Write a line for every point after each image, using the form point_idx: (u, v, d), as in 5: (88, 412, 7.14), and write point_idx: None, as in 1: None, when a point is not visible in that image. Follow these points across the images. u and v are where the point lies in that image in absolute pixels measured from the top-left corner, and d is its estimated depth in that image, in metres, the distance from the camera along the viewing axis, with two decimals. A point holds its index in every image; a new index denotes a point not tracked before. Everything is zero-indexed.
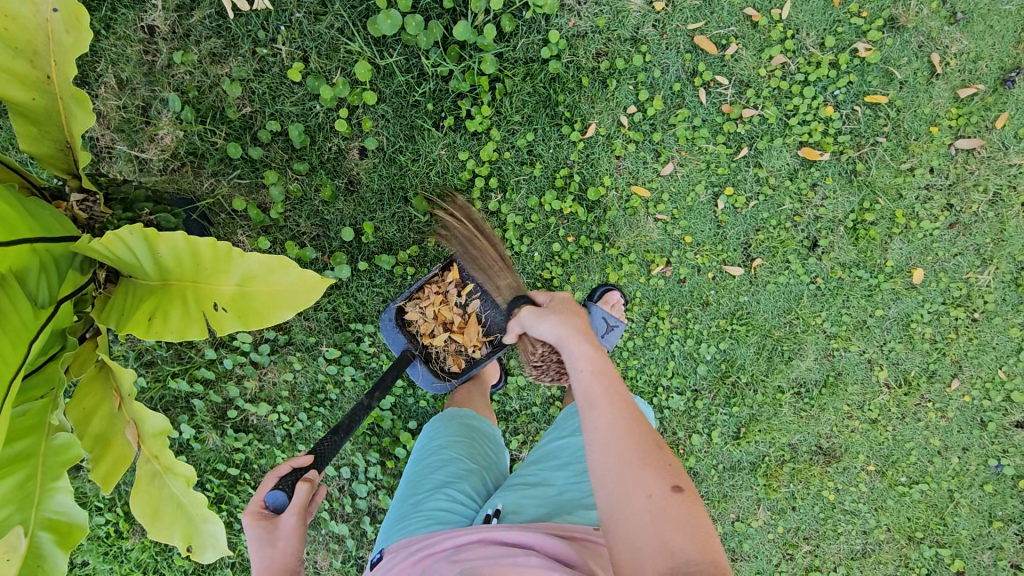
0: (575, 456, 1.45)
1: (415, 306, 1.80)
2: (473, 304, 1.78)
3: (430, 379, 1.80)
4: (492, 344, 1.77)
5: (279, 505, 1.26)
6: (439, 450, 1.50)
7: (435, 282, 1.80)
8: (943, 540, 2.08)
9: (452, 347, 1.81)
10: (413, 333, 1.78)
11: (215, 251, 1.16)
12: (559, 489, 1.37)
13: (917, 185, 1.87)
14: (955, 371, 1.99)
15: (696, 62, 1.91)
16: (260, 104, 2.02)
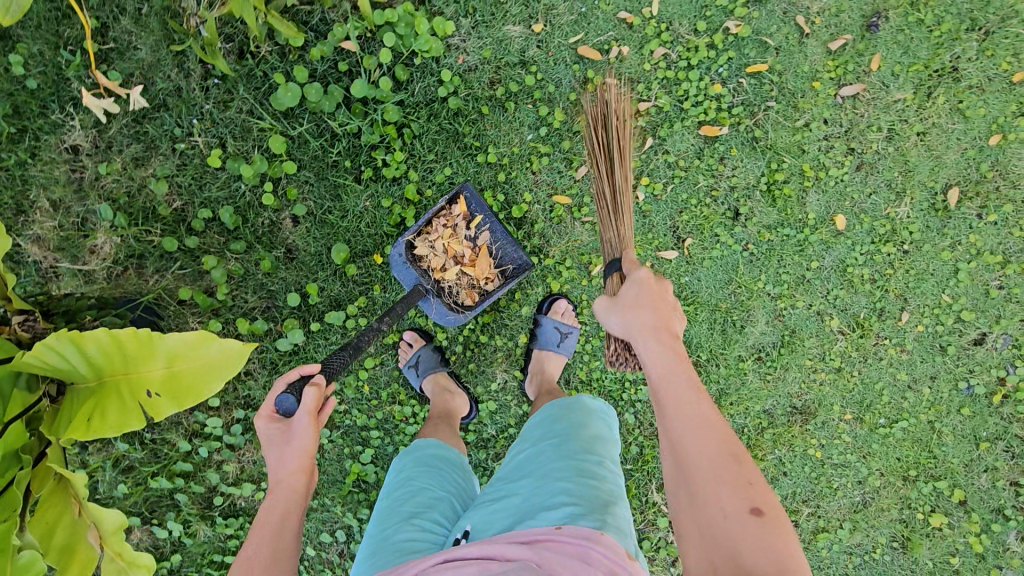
0: (537, 461, 1.34)
1: (424, 241, 1.83)
2: (483, 236, 1.87)
3: (443, 311, 1.85)
4: (503, 275, 1.89)
5: (287, 409, 1.33)
6: (406, 482, 1.46)
7: (442, 218, 1.85)
8: (937, 473, 2.08)
9: (465, 281, 1.86)
10: (425, 267, 1.81)
11: (141, 338, 1.20)
12: (521, 497, 1.27)
13: (816, 138, 1.96)
14: (902, 304, 2.03)
15: (584, 70, 2.01)
16: (189, 195, 2.10)
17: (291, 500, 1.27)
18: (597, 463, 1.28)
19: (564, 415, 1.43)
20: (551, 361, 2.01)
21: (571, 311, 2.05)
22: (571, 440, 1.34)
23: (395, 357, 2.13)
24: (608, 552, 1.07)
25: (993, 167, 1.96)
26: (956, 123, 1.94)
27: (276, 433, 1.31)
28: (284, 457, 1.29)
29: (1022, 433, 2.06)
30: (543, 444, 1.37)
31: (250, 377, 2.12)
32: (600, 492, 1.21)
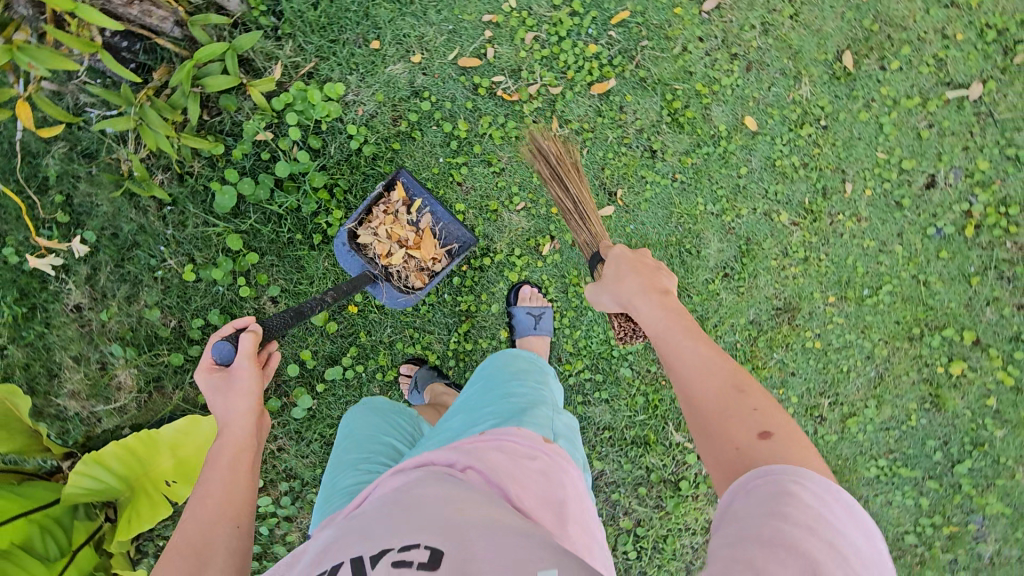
0: (469, 396, 1.52)
1: (366, 229, 1.99)
2: (423, 219, 2.04)
3: (394, 294, 2.00)
4: (448, 253, 2.06)
5: (225, 358, 1.34)
6: (353, 437, 1.55)
7: (383, 205, 2.01)
8: (941, 323, 2.06)
9: (413, 264, 2.01)
10: (370, 254, 1.96)
11: (146, 440, 1.51)
12: (458, 420, 1.42)
13: (698, 57, 2.04)
14: (842, 176, 2.05)
15: (471, 78, 2.14)
16: (180, 311, 2.34)
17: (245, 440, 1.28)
18: (519, 385, 1.48)
19: (499, 360, 1.62)
20: (535, 343, 2.12)
21: (536, 293, 2.18)
22: (497, 374, 1.54)
23: (400, 390, 2.28)
24: (527, 439, 1.23)
25: (876, 20, 1.99)
26: None
27: (220, 382, 1.32)
28: (230, 400, 1.30)
29: (1009, 255, 2.02)
30: (475, 384, 1.56)
31: (283, 450, 2.31)
32: (526, 402, 1.40)
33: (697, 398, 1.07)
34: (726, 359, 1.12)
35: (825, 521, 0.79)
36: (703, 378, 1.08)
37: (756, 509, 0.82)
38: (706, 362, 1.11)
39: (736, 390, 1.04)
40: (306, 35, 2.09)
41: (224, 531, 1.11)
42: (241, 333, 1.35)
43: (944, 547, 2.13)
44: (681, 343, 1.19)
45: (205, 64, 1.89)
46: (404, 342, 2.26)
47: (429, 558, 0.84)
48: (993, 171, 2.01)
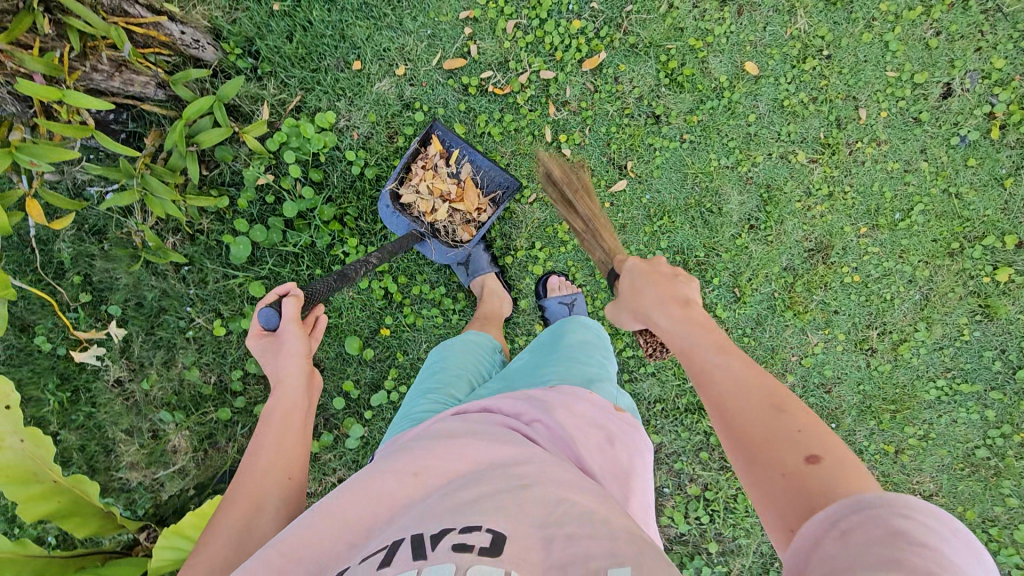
0: (533, 359, 1.54)
1: (409, 187, 1.96)
2: (463, 171, 2.02)
3: (444, 249, 1.99)
4: (492, 203, 2.05)
5: (272, 323, 1.43)
6: (426, 371, 1.60)
7: (421, 160, 1.99)
8: (979, 233, 2.01)
9: (459, 217, 2.01)
10: (416, 212, 1.95)
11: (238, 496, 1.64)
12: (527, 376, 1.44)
13: (686, 11, 1.97)
14: (853, 103, 1.98)
15: (460, 80, 2.09)
16: (219, 367, 2.35)
17: (295, 400, 1.34)
18: (585, 355, 1.49)
19: (571, 325, 1.63)
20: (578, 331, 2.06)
21: (565, 281, 2.13)
22: (563, 340, 1.55)
23: None
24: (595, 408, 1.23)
25: None
26: None
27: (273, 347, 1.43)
28: (280, 362, 1.39)
29: None
30: (540, 348, 1.58)
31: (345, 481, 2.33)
32: (592, 374, 1.40)
33: (760, 467, 0.90)
34: (788, 412, 0.94)
35: (935, 559, 0.62)
36: (770, 444, 0.91)
37: (846, 545, 0.69)
38: (764, 422, 0.94)
39: (805, 457, 0.86)
40: (287, 69, 2.06)
41: (277, 479, 1.17)
42: (284, 297, 1.45)
43: (1017, 454, 2.11)
44: (735, 396, 1.01)
45: (195, 121, 1.86)
46: None
47: (495, 541, 0.78)
48: (1010, 68, 1.92)
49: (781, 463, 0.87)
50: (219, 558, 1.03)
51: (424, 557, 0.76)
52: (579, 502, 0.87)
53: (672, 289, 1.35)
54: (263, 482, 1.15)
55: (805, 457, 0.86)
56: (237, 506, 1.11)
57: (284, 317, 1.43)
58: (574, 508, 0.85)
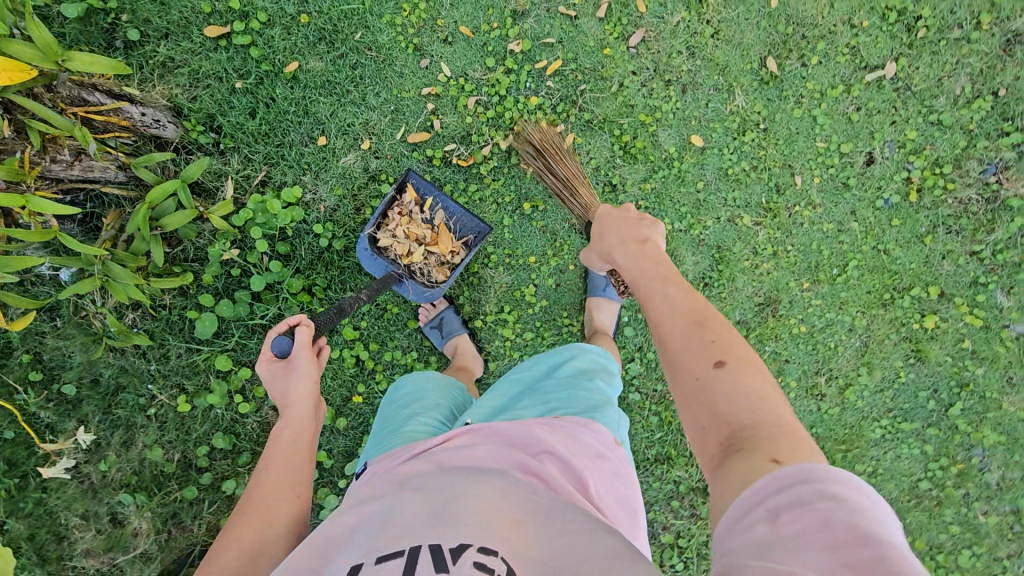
0: (535, 376, 1.57)
1: (385, 232, 2.00)
2: (437, 215, 2.05)
3: (420, 290, 1.99)
4: (467, 244, 2.06)
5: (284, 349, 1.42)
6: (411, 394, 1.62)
7: (397, 207, 2.02)
8: (908, 285, 2.20)
9: (433, 260, 2.04)
10: (392, 255, 1.99)
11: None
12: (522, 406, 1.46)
13: (635, 90, 2.11)
14: (790, 170, 2.15)
15: (424, 152, 2.15)
16: (183, 443, 2.28)
17: (300, 427, 1.33)
18: (585, 378, 1.53)
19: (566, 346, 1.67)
20: (601, 306, 2.16)
21: None
22: (566, 362, 1.59)
23: None
24: (597, 439, 1.29)
25: (789, 22, 2.10)
26: (736, 8, 2.10)
27: (284, 373, 1.41)
28: (291, 387, 1.38)
29: (955, 209, 2.16)
30: (540, 365, 1.61)
31: None
32: (592, 402, 1.44)
33: (678, 379, 1.06)
34: (739, 369, 1.01)
35: (876, 550, 0.68)
36: (720, 391, 0.99)
37: (777, 528, 0.74)
38: (717, 367, 1.02)
39: (714, 363, 1.03)
40: (251, 145, 2.07)
41: (286, 499, 1.21)
42: (295, 325, 1.43)
43: (956, 484, 2.27)
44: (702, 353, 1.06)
45: (159, 204, 1.85)
46: None
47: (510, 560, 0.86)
48: (923, 138, 2.14)
49: (726, 406, 0.97)
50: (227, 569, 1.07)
51: (446, 571, 0.83)
52: (579, 520, 0.94)
53: (654, 263, 1.39)
54: (268, 511, 1.17)
55: (747, 408, 0.95)
56: (247, 524, 1.15)
57: (296, 346, 1.41)
58: (577, 525, 0.92)
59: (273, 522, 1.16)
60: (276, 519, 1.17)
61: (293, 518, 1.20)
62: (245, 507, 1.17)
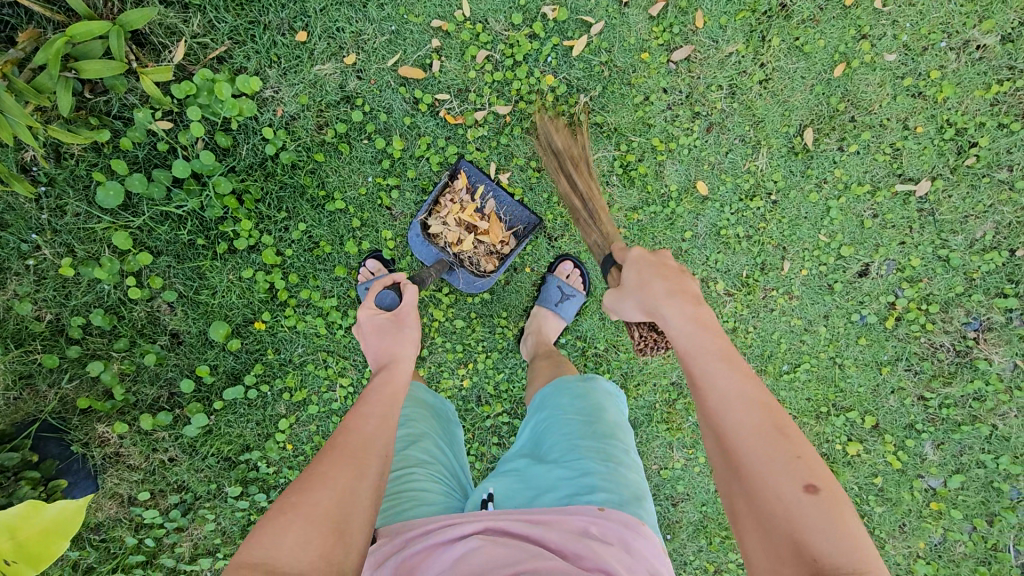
0: (559, 433, 1.39)
1: (437, 219, 1.85)
2: (489, 204, 1.89)
3: (470, 280, 1.88)
4: (517, 235, 1.89)
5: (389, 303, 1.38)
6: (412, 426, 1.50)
7: (448, 195, 1.86)
8: (848, 405, 2.11)
9: (482, 249, 1.87)
10: (443, 244, 1.83)
11: (44, 534, 1.03)
12: (549, 470, 1.30)
13: (659, 110, 1.89)
14: (782, 253, 1.99)
15: (413, 91, 1.91)
16: (57, 306, 2.01)
17: (397, 384, 1.22)
18: (623, 451, 1.33)
19: (586, 394, 1.48)
20: (548, 322, 1.98)
21: (576, 272, 2.03)
22: (598, 421, 1.39)
23: (308, 413, 2.18)
24: (649, 547, 1.13)
25: (843, 99, 1.89)
26: (797, 61, 1.86)
27: (386, 326, 1.32)
28: (395, 341, 1.30)
29: (922, 350, 2.06)
30: (570, 417, 1.42)
31: (175, 462, 2.16)
32: (634, 481, 1.27)
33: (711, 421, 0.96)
34: (790, 439, 0.88)
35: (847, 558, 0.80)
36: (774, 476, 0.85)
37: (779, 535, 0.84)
38: (756, 436, 0.88)
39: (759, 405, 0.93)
40: (219, 11, 1.80)
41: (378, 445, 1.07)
42: (404, 286, 1.39)
43: None
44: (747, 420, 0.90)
45: (84, 42, 1.58)
46: (316, 366, 2.14)
47: None
48: (923, 269, 2.01)
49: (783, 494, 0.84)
50: (321, 506, 0.93)
51: None
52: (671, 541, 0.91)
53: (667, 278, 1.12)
54: (365, 454, 1.04)
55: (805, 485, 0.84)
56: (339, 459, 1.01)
57: (405, 303, 1.36)
58: None
59: (365, 477, 1.01)
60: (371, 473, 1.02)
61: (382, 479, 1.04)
62: (336, 451, 1.03)
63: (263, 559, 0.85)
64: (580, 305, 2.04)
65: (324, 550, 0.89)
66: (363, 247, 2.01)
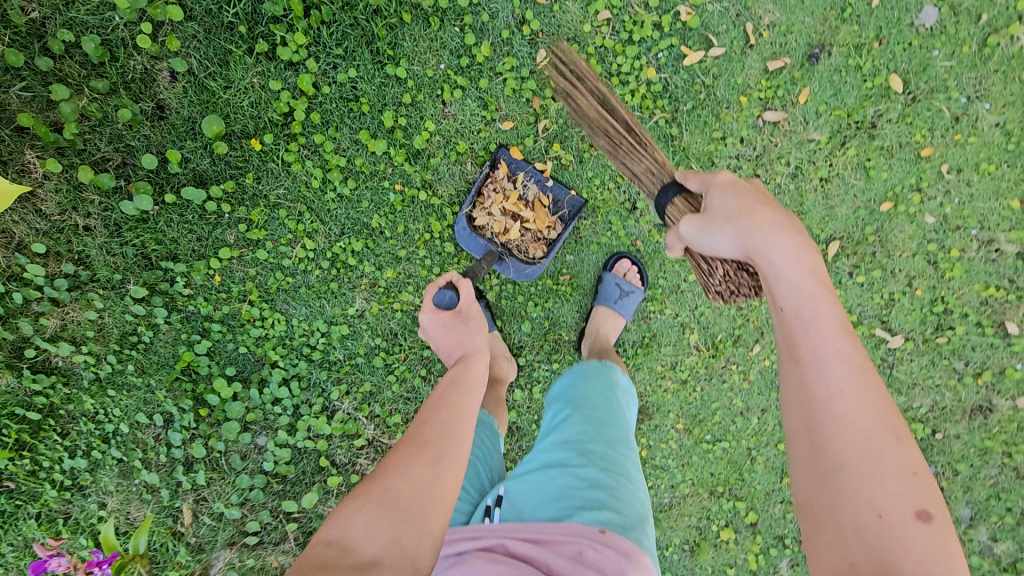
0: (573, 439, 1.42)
1: (482, 210, 1.92)
2: (531, 190, 1.93)
3: (520, 268, 1.92)
4: (562, 219, 1.94)
5: (451, 301, 1.46)
6: None
7: (490, 184, 1.93)
8: (740, 494, 2.19)
9: (529, 236, 1.92)
10: (490, 235, 1.90)
11: None
12: (558, 479, 1.32)
13: (729, 155, 1.92)
14: (757, 336, 2.09)
15: (524, 10, 1.87)
16: (51, 9, 1.78)
17: (467, 373, 1.29)
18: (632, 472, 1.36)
19: (603, 410, 1.52)
20: (607, 320, 1.99)
21: (633, 270, 2.02)
22: (611, 436, 1.42)
23: (254, 256, 2.02)
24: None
25: (875, 232, 1.98)
26: (858, 179, 1.94)
27: (450, 323, 1.43)
28: (460, 337, 1.41)
29: None
30: (584, 425, 1.45)
31: (89, 232, 1.95)
32: (636, 506, 1.28)
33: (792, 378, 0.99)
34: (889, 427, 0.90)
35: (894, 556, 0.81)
36: (869, 469, 0.87)
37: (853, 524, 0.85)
38: (866, 417, 0.90)
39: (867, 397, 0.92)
40: None
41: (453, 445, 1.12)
42: (458, 280, 1.48)
43: None
44: (851, 393, 0.92)
45: None
46: (288, 215, 1.99)
47: None
48: None
49: (885, 508, 0.84)
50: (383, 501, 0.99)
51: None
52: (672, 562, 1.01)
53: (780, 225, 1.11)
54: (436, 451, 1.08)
55: (917, 514, 0.83)
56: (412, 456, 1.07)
57: (462, 299, 1.47)
58: None
59: (434, 468, 1.05)
60: (439, 463, 1.07)
61: (452, 473, 1.07)
62: (407, 445, 1.10)
63: (336, 539, 0.94)
64: (638, 302, 2.03)
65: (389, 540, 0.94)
66: (398, 127, 1.93)
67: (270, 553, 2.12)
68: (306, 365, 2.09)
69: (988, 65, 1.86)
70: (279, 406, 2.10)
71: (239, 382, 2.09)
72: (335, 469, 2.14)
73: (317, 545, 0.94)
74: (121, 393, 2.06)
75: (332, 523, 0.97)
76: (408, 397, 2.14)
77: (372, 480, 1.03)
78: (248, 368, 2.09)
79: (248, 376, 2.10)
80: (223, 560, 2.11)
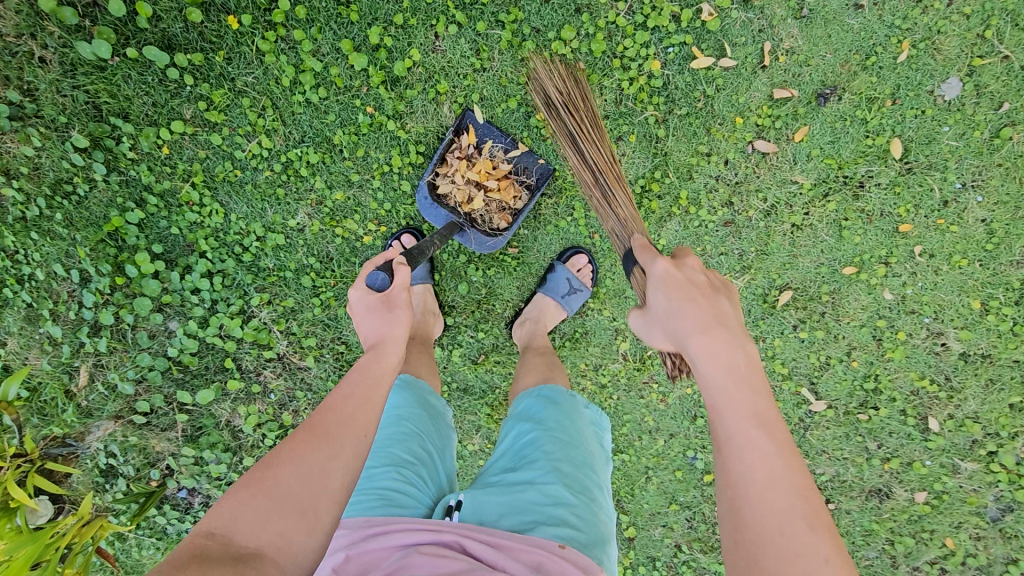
0: (541, 450, 1.26)
1: (445, 179, 1.84)
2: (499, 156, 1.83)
3: (482, 240, 1.85)
4: (531, 189, 1.86)
5: (379, 283, 1.19)
6: (400, 423, 1.35)
7: (455, 151, 1.85)
8: (626, 507, 2.15)
9: (494, 206, 1.85)
10: (453, 204, 1.82)
11: None
12: (520, 492, 1.18)
13: (708, 172, 1.83)
14: None
15: None
16: None
17: (384, 368, 1.14)
18: (599, 486, 1.25)
19: (573, 417, 1.36)
20: (548, 311, 1.94)
21: (588, 269, 1.96)
22: (581, 450, 1.28)
23: (208, 138, 1.94)
24: None
25: (831, 293, 1.89)
26: (829, 235, 1.86)
27: (376, 309, 1.18)
28: (377, 329, 1.18)
29: (710, 513, 2.15)
30: (552, 431, 1.30)
31: (42, 65, 1.85)
32: (600, 523, 1.18)
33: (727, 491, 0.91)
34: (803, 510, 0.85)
35: None
36: (780, 544, 0.81)
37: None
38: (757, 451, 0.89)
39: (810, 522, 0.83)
40: None
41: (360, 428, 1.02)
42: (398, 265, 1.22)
43: None
44: (770, 475, 0.87)
45: None
46: (251, 105, 1.90)
47: None
48: None
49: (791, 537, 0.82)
50: (278, 483, 0.90)
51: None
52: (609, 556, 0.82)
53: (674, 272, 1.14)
54: (340, 435, 0.98)
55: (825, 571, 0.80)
56: (311, 434, 0.97)
57: (396, 283, 1.21)
58: None
59: (337, 457, 0.95)
60: (346, 452, 0.97)
61: (358, 461, 0.99)
62: (311, 427, 0.98)
63: (220, 530, 0.84)
64: (585, 300, 1.99)
65: (284, 530, 0.87)
66: (384, 47, 1.83)
67: (154, 436, 2.09)
68: (235, 264, 2.03)
69: (993, 156, 1.78)
70: (197, 297, 2.04)
71: (164, 262, 2.03)
72: (238, 373, 2.11)
73: (197, 536, 0.84)
74: (41, 239, 1.98)
75: (216, 512, 0.86)
76: (329, 323, 2.09)
77: (265, 468, 0.91)
78: (176, 251, 2.03)
79: (174, 259, 2.03)
80: (103, 432, 2.06)
